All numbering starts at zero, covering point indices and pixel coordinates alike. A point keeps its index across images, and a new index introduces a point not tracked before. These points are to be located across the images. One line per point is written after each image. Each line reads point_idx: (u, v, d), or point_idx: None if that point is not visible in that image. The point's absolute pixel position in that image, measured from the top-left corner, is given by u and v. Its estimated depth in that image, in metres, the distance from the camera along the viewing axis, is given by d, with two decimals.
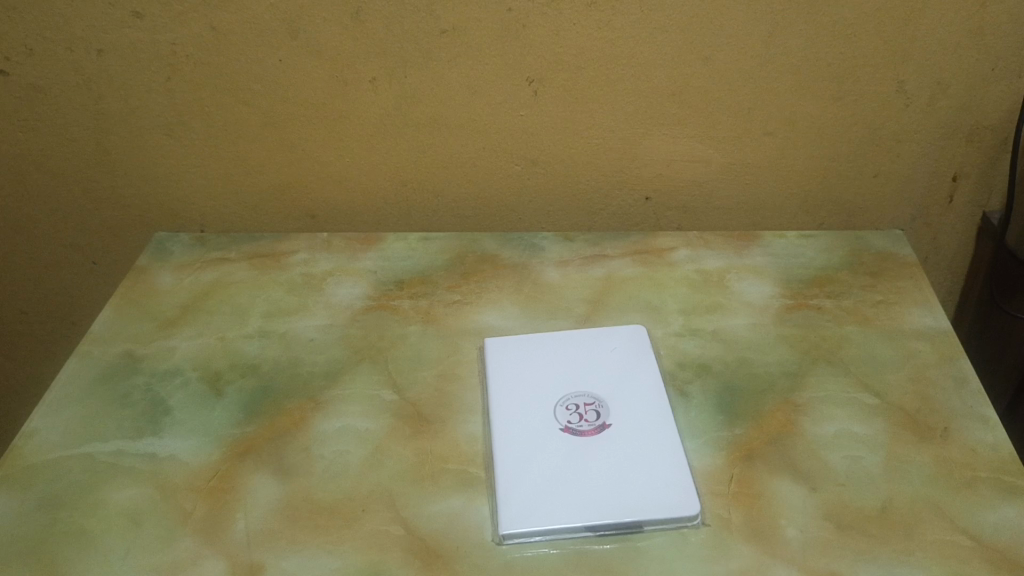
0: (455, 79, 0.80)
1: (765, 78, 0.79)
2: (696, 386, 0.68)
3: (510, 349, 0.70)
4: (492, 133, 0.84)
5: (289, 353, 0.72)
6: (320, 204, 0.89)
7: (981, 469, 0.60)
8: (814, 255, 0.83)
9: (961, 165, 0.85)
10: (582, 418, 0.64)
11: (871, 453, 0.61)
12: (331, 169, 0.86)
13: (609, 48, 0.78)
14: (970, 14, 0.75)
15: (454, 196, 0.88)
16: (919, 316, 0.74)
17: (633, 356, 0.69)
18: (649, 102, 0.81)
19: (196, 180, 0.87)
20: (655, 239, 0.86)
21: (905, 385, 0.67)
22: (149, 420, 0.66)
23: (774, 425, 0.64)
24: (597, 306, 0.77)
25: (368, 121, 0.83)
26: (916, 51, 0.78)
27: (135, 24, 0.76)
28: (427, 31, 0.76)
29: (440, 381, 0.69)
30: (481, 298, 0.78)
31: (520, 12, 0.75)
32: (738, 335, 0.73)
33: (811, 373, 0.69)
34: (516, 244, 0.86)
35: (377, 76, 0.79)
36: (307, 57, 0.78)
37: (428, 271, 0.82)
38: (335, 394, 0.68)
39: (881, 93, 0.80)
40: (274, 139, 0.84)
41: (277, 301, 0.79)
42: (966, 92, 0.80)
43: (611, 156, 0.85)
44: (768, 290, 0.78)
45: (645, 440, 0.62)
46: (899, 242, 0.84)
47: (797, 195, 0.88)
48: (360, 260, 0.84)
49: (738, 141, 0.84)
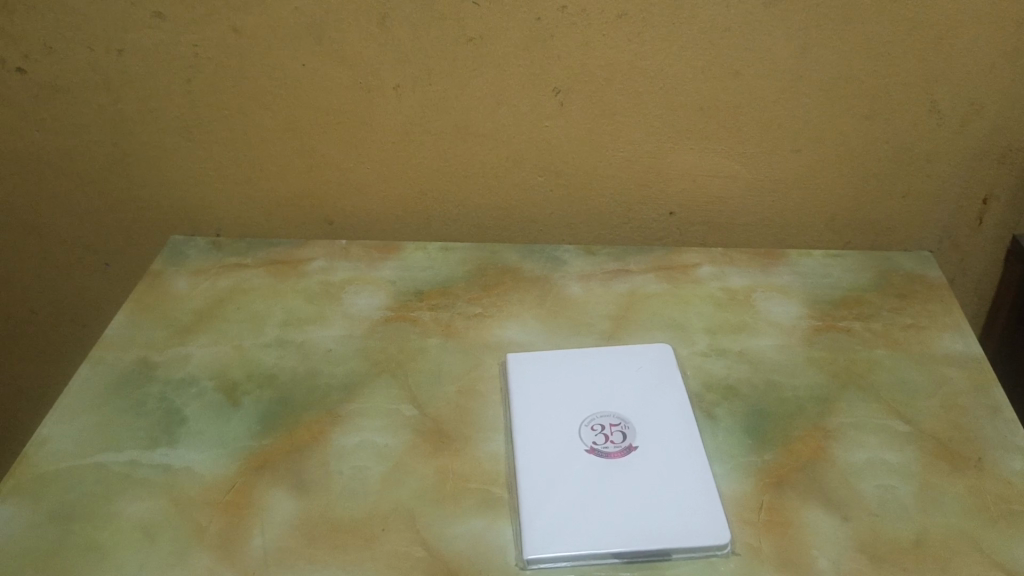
0: (480, 89, 0.78)
1: (796, 95, 0.78)
2: (723, 408, 0.66)
3: (533, 365, 0.69)
4: (517, 144, 0.82)
5: (307, 364, 0.71)
6: (338, 212, 0.88)
7: (1017, 502, 0.58)
8: (842, 275, 0.81)
9: (992, 187, 0.84)
10: (607, 439, 0.63)
11: (904, 483, 0.60)
12: (351, 175, 0.85)
13: (637, 60, 0.76)
14: (1007, 34, 0.74)
15: (475, 205, 0.87)
16: (949, 341, 0.73)
17: (659, 376, 0.68)
18: (677, 116, 0.80)
19: (214, 184, 0.86)
20: (678, 255, 0.84)
21: (936, 412, 0.66)
22: (163, 430, 0.65)
23: (803, 451, 0.62)
24: (621, 323, 0.76)
25: (390, 128, 0.81)
26: (951, 71, 0.76)
27: (156, 24, 0.75)
28: (453, 39, 0.75)
29: (460, 397, 0.67)
30: (502, 312, 0.77)
31: (549, 22, 0.74)
32: (765, 356, 0.71)
33: (841, 398, 0.67)
34: (538, 257, 0.85)
35: (401, 83, 0.78)
36: (330, 62, 0.77)
37: (448, 282, 0.80)
38: (354, 407, 0.66)
39: (913, 112, 0.79)
40: (294, 144, 0.83)
41: (294, 309, 0.78)
42: (1001, 114, 0.79)
43: (637, 170, 0.84)
44: (795, 311, 0.77)
45: (673, 464, 0.60)
46: (928, 264, 0.83)
47: (824, 212, 0.86)
48: (379, 269, 0.83)
49: (766, 157, 0.82)
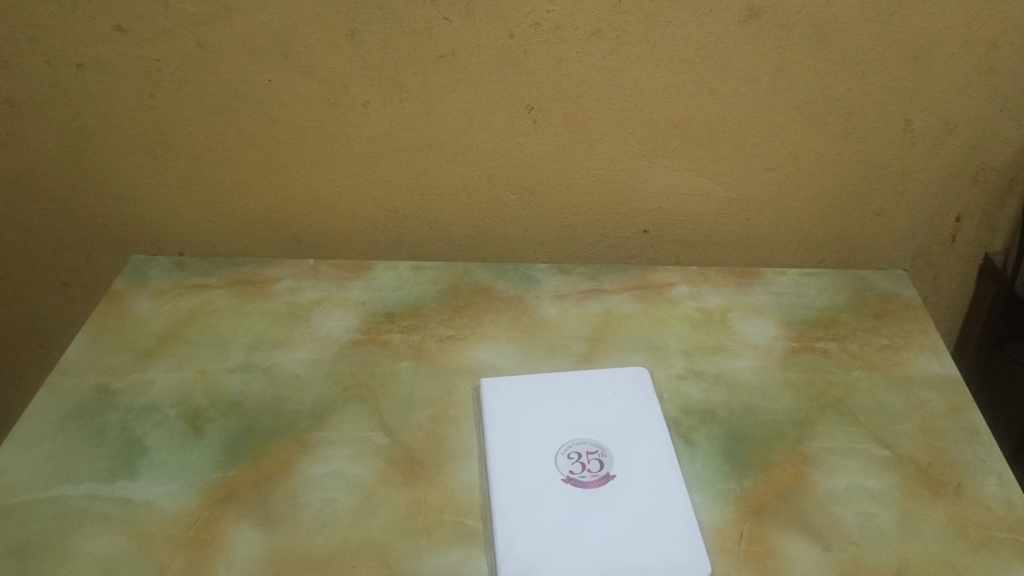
0: (452, 106, 0.77)
1: (771, 113, 0.77)
2: (701, 434, 0.65)
3: (508, 390, 0.68)
4: (489, 162, 0.81)
5: (274, 390, 0.69)
6: (306, 230, 0.86)
7: (997, 529, 0.58)
8: (817, 295, 0.81)
9: (965, 206, 0.84)
10: (584, 467, 0.61)
11: (884, 510, 0.59)
12: (319, 193, 0.83)
13: (612, 78, 0.75)
14: (980, 54, 0.74)
15: (447, 223, 0.85)
16: (925, 362, 0.72)
17: (636, 401, 0.67)
18: (651, 134, 0.79)
19: (178, 202, 0.84)
20: (653, 274, 0.83)
21: (915, 436, 0.65)
22: (124, 461, 0.62)
23: (783, 477, 0.61)
24: (597, 345, 0.74)
25: (360, 145, 0.80)
26: (925, 90, 0.76)
27: (118, 38, 0.73)
28: (425, 55, 0.74)
29: (433, 424, 0.66)
30: (475, 333, 0.75)
31: (522, 38, 0.73)
32: (742, 379, 0.70)
33: (819, 422, 0.66)
34: (511, 276, 0.83)
35: (371, 99, 0.76)
36: (298, 78, 0.75)
37: (420, 303, 0.79)
38: (323, 435, 0.64)
39: (888, 131, 0.79)
40: (261, 162, 0.81)
41: (261, 332, 0.75)
42: (974, 133, 0.79)
43: (611, 188, 0.83)
44: (772, 331, 0.76)
45: (652, 493, 0.59)
46: (902, 282, 0.83)
47: (799, 230, 0.86)
48: (349, 289, 0.81)
49: (740, 175, 0.82)
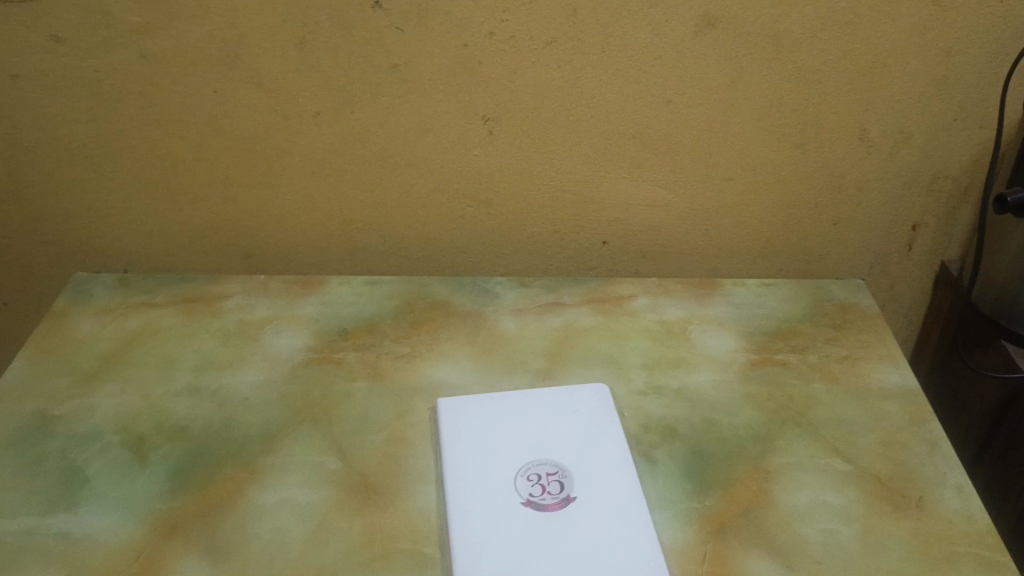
0: (406, 117, 0.75)
1: (728, 124, 0.77)
2: (663, 451, 0.64)
3: (466, 411, 0.66)
4: (444, 174, 0.79)
5: (222, 414, 0.66)
6: (256, 244, 0.84)
7: (959, 543, 0.57)
8: (776, 306, 0.80)
9: (921, 215, 0.84)
10: (545, 490, 0.60)
11: (847, 526, 0.58)
12: (270, 206, 0.81)
13: (568, 88, 0.74)
14: (935, 64, 0.74)
15: (402, 236, 0.83)
16: (885, 373, 0.72)
17: (596, 419, 0.66)
18: (609, 144, 0.78)
19: (122, 216, 0.81)
20: (612, 286, 0.82)
21: (876, 449, 0.65)
22: (63, 492, 0.60)
23: (745, 495, 0.60)
24: (557, 360, 0.73)
25: (311, 158, 0.78)
26: (881, 100, 0.76)
27: (56, 49, 0.70)
28: (377, 65, 0.72)
29: (388, 446, 0.64)
30: (432, 350, 0.74)
31: (476, 48, 0.71)
32: (703, 394, 0.69)
33: (780, 436, 0.66)
34: (468, 289, 0.82)
35: (322, 110, 0.75)
36: (246, 88, 0.73)
37: (375, 320, 0.77)
38: (274, 461, 0.62)
39: (845, 141, 0.78)
40: (209, 174, 0.79)
41: (209, 352, 0.73)
42: (929, 143, 0.79)
43: (568, 199, 0.82)
44: (732, 344, 0.75)
45: (613, 515, 0.58)
46: (860, 292, 0.82)
47: (757, 241, 0.85)
48: (301, 306, 0.78)
49: (698, 186, 0.81)
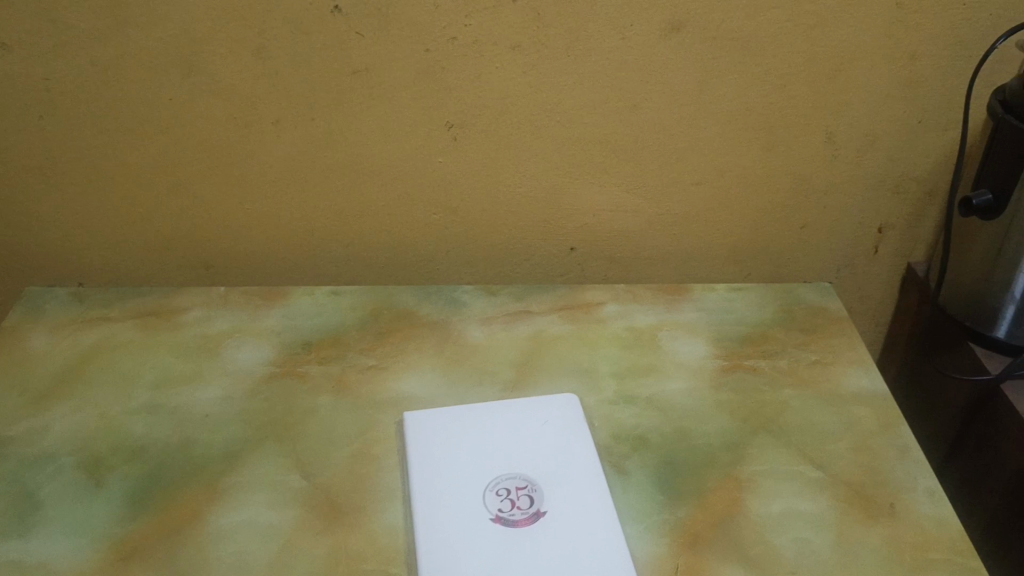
0: (368, 123, 0.74)
1: (695, 128, 0.76)
2: (634, 462, 0.63)
3: (434, 424, 0.65)
4: (409, 181, 0.78)
5: (182, 432, 0.64)
6: (216, 255, 0.82)
7: (932, 550, 0.57)
8: (745, 311, 0.80)
9: (888, 217, 0.84)
10: (514, 505, 0.59)
11: (820, 535, 0.58)
12: (229, 216, 0.79)
13: (533, 93, 0.73)
14: (899, 67, 0.74)
15: (367, 245, 0.82)
16: (855, 377, 0.72)
17: (566, 430, 0.65)
18: (575, 150, 0.77)
19: (76, 228, 0.80)
20: (581, 293, 0.81)
21: (848, 455, 0.64)
22: (14, 518, 0.57)
23: (717, 505, 0.60)
24: (526, 370, 0.72)
25: (270, 166, 0.76)
26: (847, 103, 0.76)
27: (3, 56, 0.69)
28: (337, 71, 0.70)
29: (353, 463, 0.62)
30: (398, 362, 0.72)
31: (439, 53, 0.70)
32: (674, 402, 0.69)
33: (751, 444, 0.65)
34: (435, 298, 0.80)
35: (281, 117, 0.73)
36: (201, 96, 0.71)
37: (339, 331, 0.75)
38: (236, 480, 0.60)
39: (811, 144, 0.78)
40: (166, 184, 0.77)
41: (167, 368, 0.71)
42: (895, 145, 0.79)
43: (535, 206, 0.80)
44: (702, 350, 0.74)
45: (585, 529, 0.57)
46: (828, 295, 0.82)
47: (726, 245, 0.85)
48: (262, 318, 0.76)
49: (666, 191, 0.80)
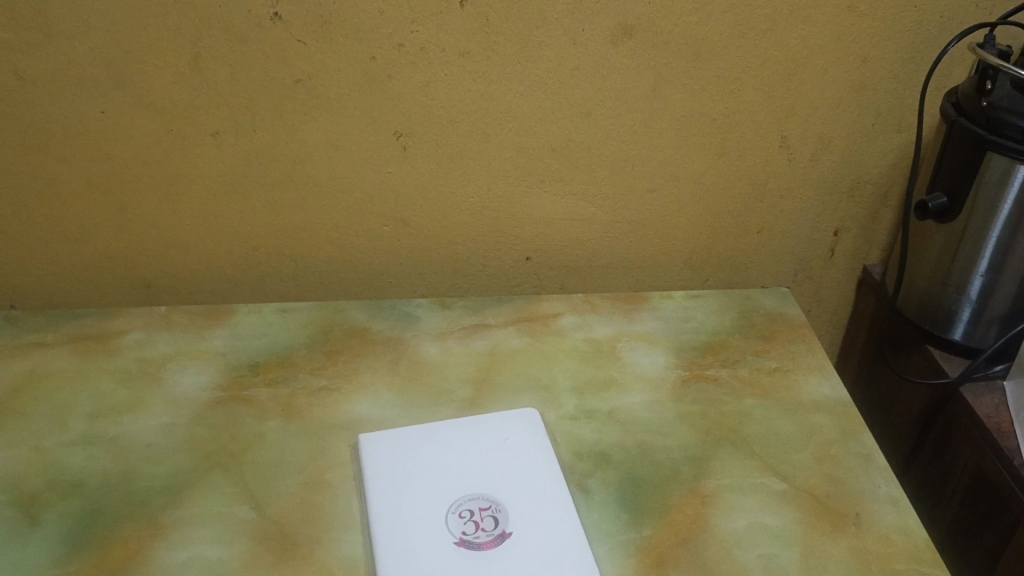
0: (312, 134, 0.71)
1: (649, 134, 0.75)
2: (596, 479, 0.61)
3: (390, 447, 0.62)
4: (357, 193, 0.75)
5: (122, 464, 0.61)
6: (156, 273, 0.79)
7: (898, 561, 0.56)
8: (704, 318, 0.79)
9: (843, 221, 0.84)
10: (478, 526, 0.57)
11: (786, 550, 0.57)
12: (169, 233, 0.76)
13: (483, 101, 0.71)
14: (851, 70, 0.73)
15: (316, 259, 0.79)
16: (815, 384, 0.71)
17: (529, 448, 0.63)
18: (528, 158, 0.75)
19: (6, 248, 0.76)
20: (538, 304, 0.80)
21: (811, 465, 0.63)
22: None
23: (682, 522, 0.58)
24: (483, 387, 0.70)
25: (211, 180, 0.73)
26: (800, 107, 0.75)
27: None
28: (279, 80, 0.68)
29: (304, 491, 0.59)
30: (351, 382, 0.69)
31: (385, 61, 0.68)
32: (635, 415, 0.67)
33: (714, 457, 0.64)
34: (388, 313, 0.78)
35: (221, 129, 0.70)
36: (135, 109, 0.68)
37: (288, 351, 0.72)
38: (180, 514, 0.57)
39: (765, 149, 0.77)
40: (100, 201, 0.73)
41: (106, 396, 0.67)
42: (848, 149, 0.78)
43: (489, 216, 0.78)
44: (662, 361, 0.73)
45: (553, 551, 0.55)
46: (786, 300, 0.82)
47: (683, 252, 0.84)
48: (206, 339, 0.73)
49: (622, 198, 0.79)
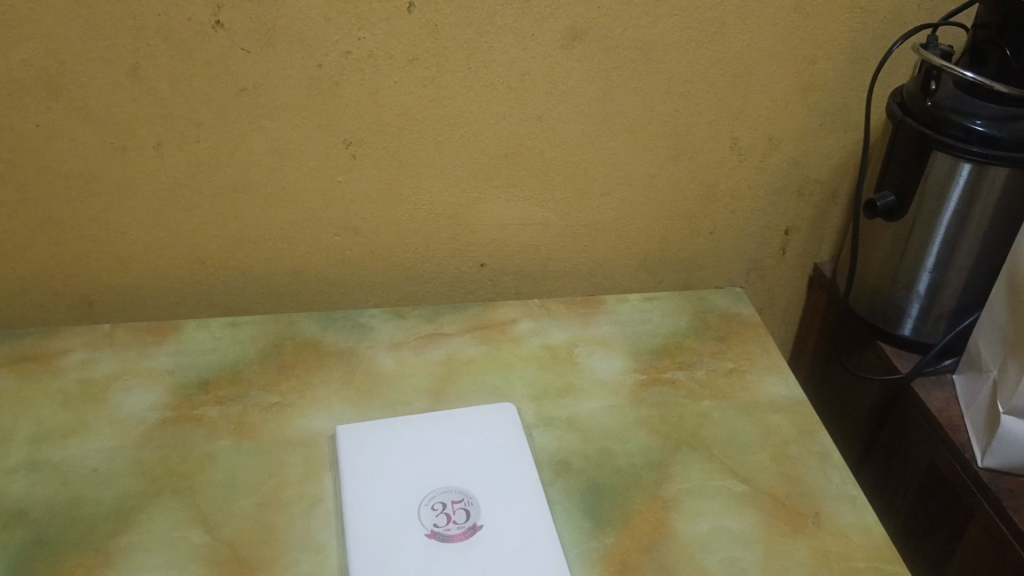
0: (259, 143, 0.69)
1: (601, 138, 0.74)
2: (558, 487, 0.61)
3: (361, 445, 0.63)
4: (306, 203, 0.73)
5: (67, 491, 0.59)
6: (99, 289, 0.76)
7: (858, 560, 0.56)
8: (660, 320, 0.79)
9: (793, 220, 0.84)
10: (450, 519, 0.57)
11: (748, 552, 0.57)
12: (111, 247, 0.74)
13: (433, 107, 0.70)
14: (799, 72, 0.74)
15: (265, 270, 0.77)
16: (771, 384, 0.72)
17: (501, 442, 0.63)
18: (480, 163, 0.74)
19: None
20: (494, 310, 0.79)
21: (770, 466, 0.64)
22: None
23: (645, 529, 0.58)
24: (440, 397, 0.69)
25: (154, 193, 0.71)
26: (750, 110, 0.75)
27: None
28: (222, 89, 0.66)
29: (260, 512, 0.58)
30: (305, 396, 0.68)
31: (332, 68, 0.66)
32: (595, 421, 0.67)
33: (675, 461, 0.64)
34: (341, 325, 0.76)
35: (163, 140, 0.68)
36: (72, 120, 0.66)
37: (238, 366, 0.70)
38: (130, 541, 0.55)
39: (716, 151, 0.77)
40: (37, 215, 0.71)
41: (47, 419, 0.65)
42: (797, 149, 0.79)
43: (442, 222, 0.77)
44: (620, 365, 0.73)
45: (522, 544, 0.55)
46: (739, 300, 0.82)
47: (637, 254, 0.84)
48: (152, 356, 0.71)
49: (575, 203, 0.78)
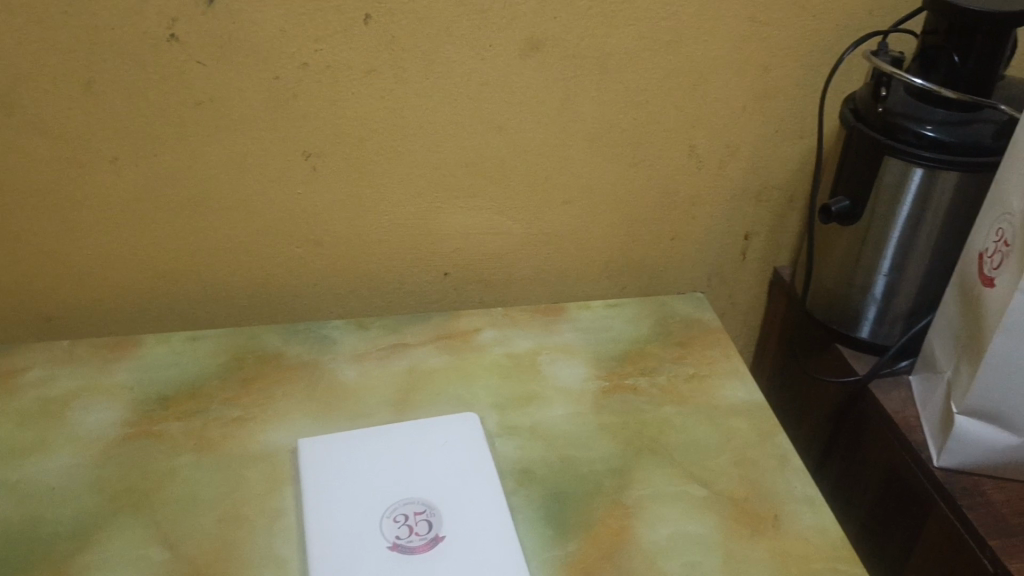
0: (217, 156, 0.69)
1: (560, 146, 0.75)
2: (521, 496, 0.61)
3: (323, 459, 0.62)
4: (266, 215, 0.73)
5: (25, 510, 0.58)
6: (58, 304, 0.76)
7: (816, 561, 0.57)
8: (622, 327, 0.79)
9: (752, 225, 0.85)
10: (412, 531, 0.57)
11: (708, 556, 0.57)
12: (69, 262, 0.73)
13: (392, 118, 0.70)
14: (754, 79, 0.75)
15: (225, 283, 0.77)
16: (731, 389, 0.72)
17: (463, 452, 0.64)
18: (441, 174, 0.74)
19: None
20: (457, 320, 0.79)
21: (730, 470, 0.64)
22: None
23: (606, 535, 0.58)
24: (403, 408, 0.69)
25: (111, 207, 0.70)
26: (706, 117, 0.76)
27: None
28: (178, 102, 0.65)
29: (221, 527, 0.57)
30: (266, 410, 0.68)
31: (290, 80, 0.66)
32: (557, 429, 0.67)
33: (636, 467, 0.64)
34: (303, 337, 0.76)
35: (119, 154, 0.67)
36: (27, 135, 0.65)
37: (199, 381, 0.70)
38: (89, 560, 0.55)
39: (675, 158, 0.78)
40: None
41: (4, 437, 0.64)
42: (755, 155, 0.80)
43: (404, 232, 0.77)
44: (582, 372, 0.73)
45: (484, 555, 0.56)
46: (700, 306, 0.83)
47: (599, 261, 0.84)
48: (112, 372, 0.71)
49: (536, 211, 0.79)
